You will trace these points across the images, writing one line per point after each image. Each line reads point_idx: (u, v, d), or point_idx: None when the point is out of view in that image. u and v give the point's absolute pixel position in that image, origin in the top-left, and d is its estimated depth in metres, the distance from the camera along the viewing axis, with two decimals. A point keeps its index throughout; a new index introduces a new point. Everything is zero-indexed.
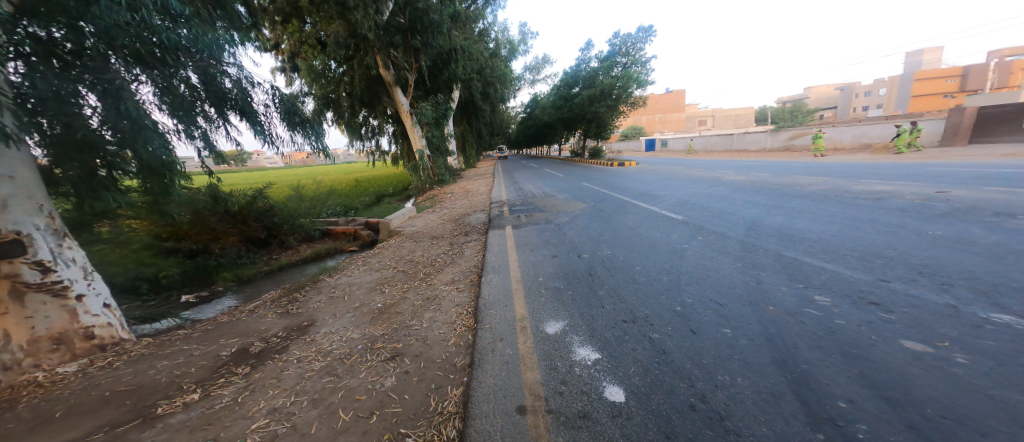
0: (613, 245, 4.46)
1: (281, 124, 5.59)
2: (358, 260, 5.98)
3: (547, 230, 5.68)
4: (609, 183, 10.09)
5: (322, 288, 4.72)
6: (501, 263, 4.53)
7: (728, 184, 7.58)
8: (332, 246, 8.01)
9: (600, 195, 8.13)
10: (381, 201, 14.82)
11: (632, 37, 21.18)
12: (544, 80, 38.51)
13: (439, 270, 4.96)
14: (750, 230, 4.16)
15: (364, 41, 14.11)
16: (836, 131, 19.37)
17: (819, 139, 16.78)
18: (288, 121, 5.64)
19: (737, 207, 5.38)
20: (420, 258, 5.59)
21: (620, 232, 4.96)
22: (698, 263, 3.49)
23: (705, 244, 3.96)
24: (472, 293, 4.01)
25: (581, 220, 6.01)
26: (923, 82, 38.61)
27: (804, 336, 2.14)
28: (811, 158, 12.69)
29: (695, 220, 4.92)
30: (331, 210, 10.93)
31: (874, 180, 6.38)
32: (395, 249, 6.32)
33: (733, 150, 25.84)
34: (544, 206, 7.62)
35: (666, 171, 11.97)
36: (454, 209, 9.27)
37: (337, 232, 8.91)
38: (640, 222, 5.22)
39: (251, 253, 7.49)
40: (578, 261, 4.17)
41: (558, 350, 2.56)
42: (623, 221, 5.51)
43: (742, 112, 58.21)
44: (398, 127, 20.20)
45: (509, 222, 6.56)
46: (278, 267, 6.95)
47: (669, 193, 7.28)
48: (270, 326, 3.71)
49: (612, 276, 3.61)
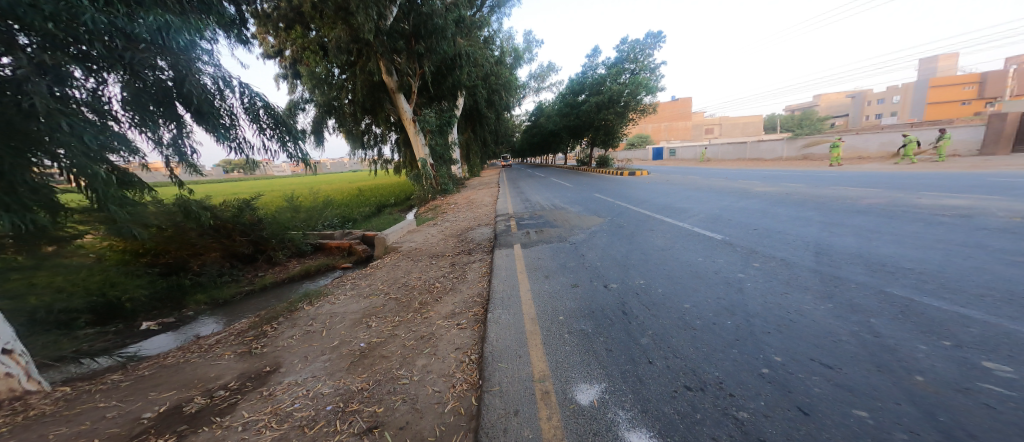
0: (646, 273, 3.68)
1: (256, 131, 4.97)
2: (346, 281, 5.24)
3: (561, 251, 4.92)
4: (624, 194, 9.33)
5: (298, 319, 3.95)
6: (510, 293, 3.78)
7: (759, 196, 6.78)
8: (323, 263, 7.29)
9: (616, 208, 7.37)
10: (382, 212, 14.20)
11: (641, 43, 20.56)
12: (549, 88, 38.15)
13: (437, 299, 4.20)
14: (817, 254, 3.35)
15: (367, 46, 13.71)
16: (859, 139, 18.50)
17: (841, 148, 16.03)
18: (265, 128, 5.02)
19: (785, 224, 4.58)
20: (416, 282, 4.85)
21: (651, 254, 4.18)
22: (768, 300, 2.67)
23: (767, 272, 3.16)
24: (477, 334, 3.24)
25: (600, 238, 5.25)
26: (939, 89, 37.65)
27: (1012, 437, 1.29)
28: (839, 168, 11.88)
29: (741, 240, 4.12)
30: (326, 222, 10.25)
31: (937, 193, 5.57)
32: (388, 269, 5.58)
33: (747, 158, 25.05)
34: (555, 220, 6.86)
35: (682, 181, 11.22)
36: (456, 223, 8.56)
37: (330, 246, 8.18)
38: (674, 241, 4.44)
39: (235, 270, 6.76)
40: (608, 295, 3.39)
41: (597, 436, 1.74)
42: (651, 240, 4.72)
43: (750, 121, 57.43)
44: (401, 135, 19.60)
45: (518, 240, 5.81)
46: (261, 287, 6.22)
47: (696, 206, 6.50)
48: (222, 373, 2.96)
49: (655, 317, 2.81)
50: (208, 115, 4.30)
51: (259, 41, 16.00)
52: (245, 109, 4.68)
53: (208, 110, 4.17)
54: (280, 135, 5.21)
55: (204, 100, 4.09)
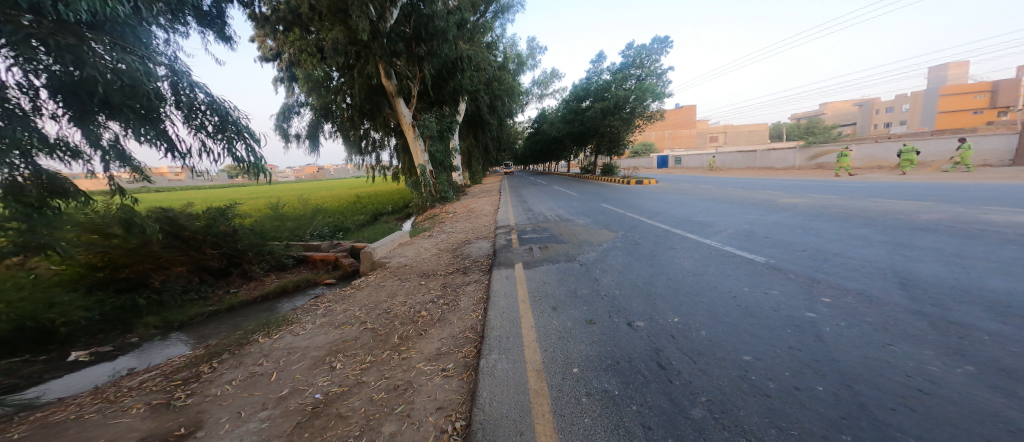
0: (681, 308, 2.92)
1: (193, 131, 4.34)
2: (320, 304, 4.53)
3: (571, 274, 4.18)
4: (634, 205, 8.62)
5: (247, 357, 3.23)
6: (510, 331, 3.05)
7: (791, 208, 6.06)
8: (304, 279, 6.57)
9: (628, 220, 6.66)
10: (377, 220, 13.54)
11: (647, 48, 20.11)
12: (553, 94, 37.79)
13: (421, 334, 3.47)
14: (905, 287, 2.60)
15: (365, 48, 13.21)
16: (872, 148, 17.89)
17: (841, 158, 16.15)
18: (205, 128, 4.40)
19: (840, 244, 3.83)
20: (399, 309, 4.13)
21: (683, 281, 3.44)
22: (869, 356, 1.91)
23: (848, 312, 2.40)
24: (464, 387, 2.49)
25: (615, 258, 4.52)
26: (950, 97, 37.02)
27: None
28: (864, 178, 11.19)
29: (793, 264, 3.37)
30: (315, 231, 9.57)
31: (1003, 208, 4.85)
32: (367, 290, 4.86)
33: (757, 167, 24.36)
34: (562, 234, 6.16)
35: (695, 191, 10.53)
36: (453, 235, 7.87)
37: (314, 259, 7.46)
38: (708, 265, 3.70)
39: (203, 286, 6.03)
40: (635, 338, 2.63)
41: None
42: (678, 262, 3.98)
43: (755, 129, 56.88)
44: (400, 141, 19.06)
45: (520, 258, 5.10)
46: (228, 306, 5.47)
47: (721, 220, 5.78)
48: (117, 436, 2.22)
49: (706, 375, 2.04)
50: (125, 108, 3.72)
51: (258, 43, 15.61)
52: (182, 103, 4.08)
53: (127, 100, 3.60)
54: (225, 136, 4.56)
55: (122, 91, 3.53)
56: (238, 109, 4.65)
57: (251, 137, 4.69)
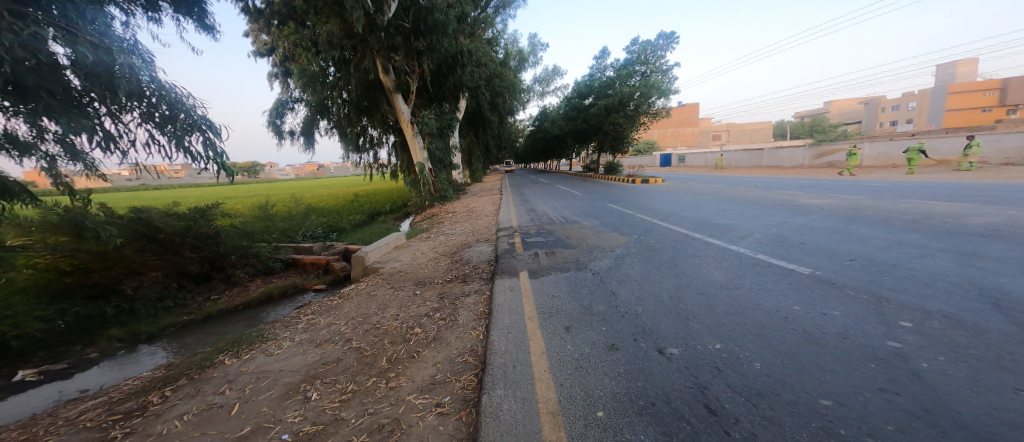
0: (722, 331, 2.44)
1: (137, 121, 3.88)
2: (303, 316, 4.08)
3: (584, 286, 3.72)
4: (644, 205, 8.16)
5: (208, 383, 2.77)
6: (517, 358, 2.58)
7: (819, 211, 5.56)
8: (292, 285, 6.10)
9: (640, 222, 6.21)
10: (374, 220, 13.10)
11: (652, 43, 19.55)
12: (555, 92, 37.18)
13: (413, 356, 3.01)
14: (1004, 310, 2.12)
15: (362, 43, 12.64)
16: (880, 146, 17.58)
17: (851, 156, 15.79)
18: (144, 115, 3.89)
19: (890, 253, 3.38)
20: (391, 324, 3.67)
21: (718, 296, 2.97)
22: (1000, 408, 1.44)
23: (942, 344, 1.93)
24: (461, 429, 2.00)
25: (632, 266, 4.05)
26: (958, 95, 36.46)
27: None
28: (881, 179, 10.71)
29: (843, 277, 2.93)
30: (307, 232, 9.10)
31: None
32: (356, 301, 4.40)
33: (764, 166, 23.82)
34: (569, 238, 5.71)
35: (706, 190, 10.06)
36: (452, 237, 7.41)
37: (304, 262, 7.00)
38: (741, 276, 3.25)
39: (182, 293, 5.53)
40: (670, 371, 2.15)
41: None
42: (706, 272, 3.50)
43: (758, 128, 56.33)
44: (398, 138, 18.58)
45: (525, 265, 4.64)
46: (205, 315, 4.99)
47: (743, 223, 5.32)
48: None
49: (774, 426, 1.56)
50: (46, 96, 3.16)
51: (252, 37, 15.09)
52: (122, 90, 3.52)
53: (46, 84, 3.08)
54: (173, 127, 4.10)
55: (38, 70, 2.99)
56: (192, 97, 4.16)
57: (208, 128, 4.25)
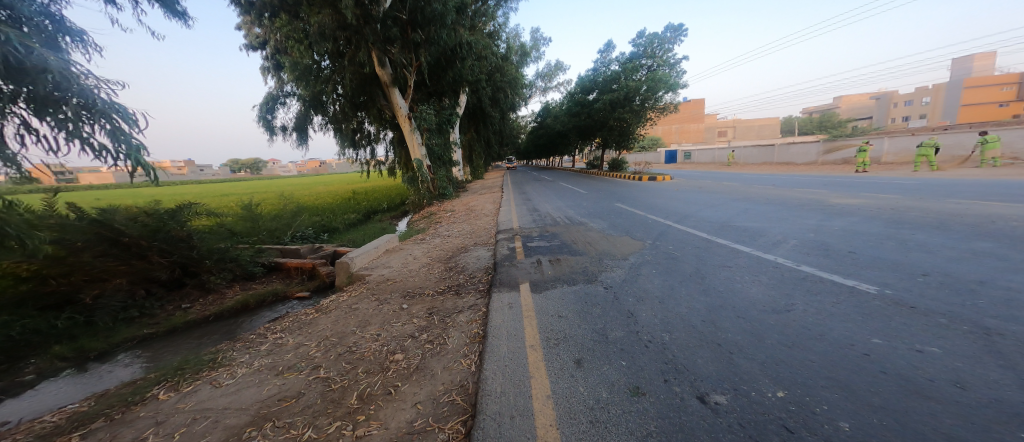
0: (783, 373, 1.86)
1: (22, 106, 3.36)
2: (269, 335, 3.54)
3: (596, 304, 3.15)
4: (655, 205, 7.58)
5: (130, 427, 2.23)
6: (515, 404, 2.03)
7: (857, 213, 4.95)
8: (272, 292, 5.56)
9: (653, 225, 5.63)
10: (370, 219, 12.58)
11: (659, 36, 18.82)
12: (558, 87, 36.41)
13: (391, 393, 2.45)
14: None
15: (356, 35, 11.96)
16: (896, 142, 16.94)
17: (865, 153, 15.24)
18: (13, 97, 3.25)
19: (967, 265, 2.80)
20: (370, 348, 3.14)
21: (766, 322, 2.39)
22: None
23: None
24: None
25: (651, 279, 3.47)
26: (974, 90, 35.43)
27: None
28: (908, 177, 10.05)
29: (921, 298, 2.35)
30: (297, 233, 8.59)
31: None
32: (332, 316, 3.86)
33: (774, 162, 23.08)
34: (575, 242, 5.13)
35: (720, 188, 9.46)
36: (448, 240, 6.86)
37: (288, 266, 6.48)
38: (788, 296, 2.66)
39: (149, 301, 5.01)
40: (719, 430, 1.57)
41: None
42: (744, 288, 2.93)
43: (765, 123, 55.28)
44: (396, 134, 18.00)
45: (526, 275, 4.07)
46: (169, 327, 4.44)
47: (772, 226, 4.72)
48: None
49: None
50: None
51: (244, 30, 14.49)
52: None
53: None
54: (64, 114, 3.49)
55: None
56: (91, 79, 3.54)
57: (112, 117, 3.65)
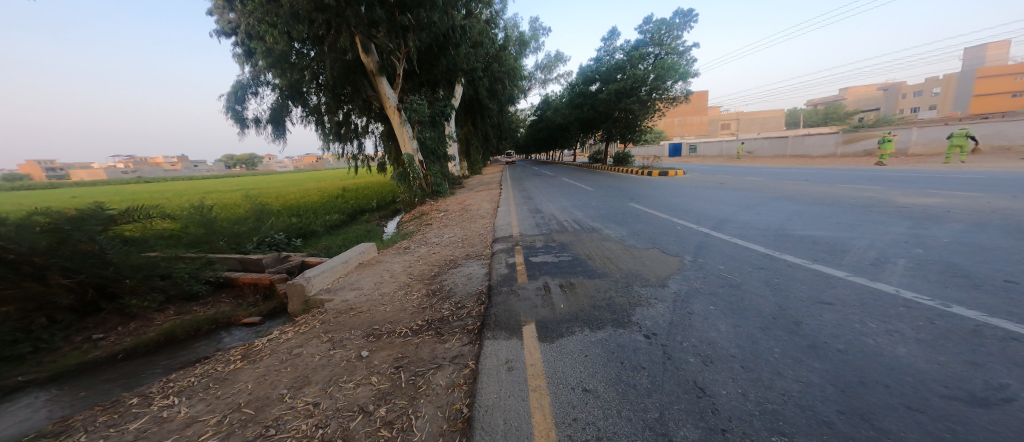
0: None
1: None
2: (154, 403, 2.45)
3: (639, 371, 2.06)
4: (676, 205, 6.53)
5: None
6: None
7: (952, 218, 3.89)
8: (213, 316, 4.46)
9: (686, 232, 4.57)
10: (356, 220, 11.49)
11: (667, 21, 17.64)
12: (559, 79, 35.13)
13: None
14: None
15: (337, 17, 10.51)
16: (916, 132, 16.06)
17: (886, 143, 14.24)
18: None
19: None
20: (292, 434, 2.01)
21: (983, 433, 1.28)
22: None
23: None
24: None
25: (715, 322, 2.38)
26: (986, 79, 34.36)
27: None
28: (953, 171, 9.04)
29: None
30: (265, 238, 7.42)
31: None
32: (256, 370, 2.78)
33: (788, 155, 21.99)
34: (591, 258, 4.07)
35: (746, 185, 8.43)
36: (435, 249, 5.78)
37: (242, 283, 5.41)
38: (982, 374, 1.56)
39: (48, 332, 3.84)
40: None
41: None
42: (880, 347, 1.84)
43: (769, 116, 54.06)
44: (386, 127, 16.80)
45: (530, 312, 2.97)
46: (56, 370, 3.32)
47: (847, 235, 3.65)
48: None
49: None
50: None
51: (216, 15, 13.20)
52: None
53: None
54: None
55: None
56: None
57: None
